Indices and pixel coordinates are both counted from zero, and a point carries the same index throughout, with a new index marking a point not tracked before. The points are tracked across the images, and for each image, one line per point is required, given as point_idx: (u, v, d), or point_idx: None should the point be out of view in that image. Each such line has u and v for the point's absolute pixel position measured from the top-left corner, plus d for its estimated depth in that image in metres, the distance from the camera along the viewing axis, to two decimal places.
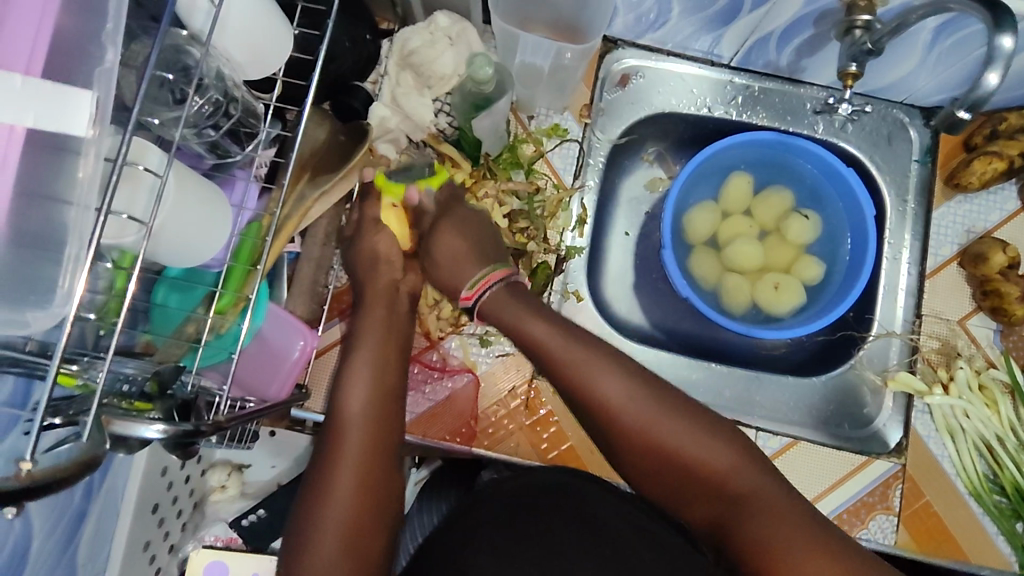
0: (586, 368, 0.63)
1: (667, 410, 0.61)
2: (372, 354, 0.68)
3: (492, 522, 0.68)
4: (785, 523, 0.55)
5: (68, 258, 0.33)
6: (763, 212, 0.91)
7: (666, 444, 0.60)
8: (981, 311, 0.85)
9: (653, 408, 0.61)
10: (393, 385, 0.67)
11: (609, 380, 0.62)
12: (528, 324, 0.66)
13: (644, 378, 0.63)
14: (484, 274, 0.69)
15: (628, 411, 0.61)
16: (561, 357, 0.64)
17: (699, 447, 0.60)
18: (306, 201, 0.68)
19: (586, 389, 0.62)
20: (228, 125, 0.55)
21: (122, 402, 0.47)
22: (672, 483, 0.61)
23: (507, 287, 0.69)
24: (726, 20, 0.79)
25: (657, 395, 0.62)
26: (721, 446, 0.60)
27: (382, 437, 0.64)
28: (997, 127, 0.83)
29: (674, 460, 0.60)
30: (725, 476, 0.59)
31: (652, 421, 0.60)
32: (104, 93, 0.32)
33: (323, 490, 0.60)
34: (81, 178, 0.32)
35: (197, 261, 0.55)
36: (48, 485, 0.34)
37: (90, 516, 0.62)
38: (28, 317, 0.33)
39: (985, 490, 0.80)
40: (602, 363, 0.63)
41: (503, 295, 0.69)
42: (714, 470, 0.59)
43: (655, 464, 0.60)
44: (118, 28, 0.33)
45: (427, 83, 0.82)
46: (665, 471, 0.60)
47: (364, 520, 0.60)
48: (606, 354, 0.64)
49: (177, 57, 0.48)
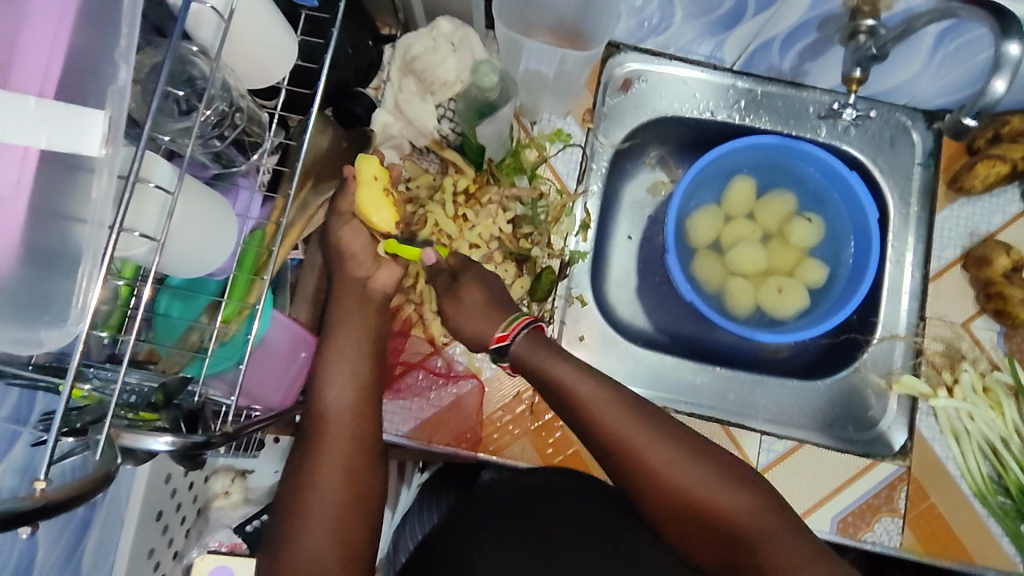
0: (606, 409, 0.65)
1: (679, 452, 0.63)
2: (351, 356, 0.70)
3: (507, 523, 0.68)
4: (797, 557, 0.57)
5: (81, 279, 0.33)
6: (766, 215, 0.91)
7: (679, 482, 0.61)
8: (985, 313, 0.85)
9: (665, 446, 0.63)
10: (372, 386, 0.69)
11: (626, 417, 0.64)
12: (551, 365, 0.66)
13: (655, 418, 0.65)
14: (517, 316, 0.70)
15: (642, 450, 0.63)
16: (581, 397, 0.65)
17: (712, 487, 0.61)
18: (311, 207, 0.71)
19: (603, 429, 0.64)
20: (233, 135, 0.55)
21: (128, 413, 0.47)
22: (676, 516, 0.62)
23: (536, 331, 0.70)
24: (729, 24, 0.79)
25: (673, 437, 0.64)
26: (732, 484, 0.62)
27: (367, 441, 0.66)
28: (999, 130, 0.82)
29: (687, 499, 0.61)
30: (740, 515, 0.60)
31: (664, 458, 0.62)
32: (117, 112, 0.32)
33: (306, 494, 0.61)
34: (94, 197, 0.32)
35: (203, 271, 0.54)
36: (63, 504, 0.34)
37: (95, 525, 0.62)
38: (42, 337, 0.33)
39: (990, 491, 0.81)
40: (616, 402, 0.65)
41: (533, 339, 0.69)
42: (726, 508, 0.61)
43: (668, 503, 0.62)
44: (131, 44, 0.32)
45: (429, 90, 0.81)
46: (671, 507, 0.62)
47: (352, 523, 0.62)
48: (623, 396, 0.66)
49: (183, 68, 0.48)
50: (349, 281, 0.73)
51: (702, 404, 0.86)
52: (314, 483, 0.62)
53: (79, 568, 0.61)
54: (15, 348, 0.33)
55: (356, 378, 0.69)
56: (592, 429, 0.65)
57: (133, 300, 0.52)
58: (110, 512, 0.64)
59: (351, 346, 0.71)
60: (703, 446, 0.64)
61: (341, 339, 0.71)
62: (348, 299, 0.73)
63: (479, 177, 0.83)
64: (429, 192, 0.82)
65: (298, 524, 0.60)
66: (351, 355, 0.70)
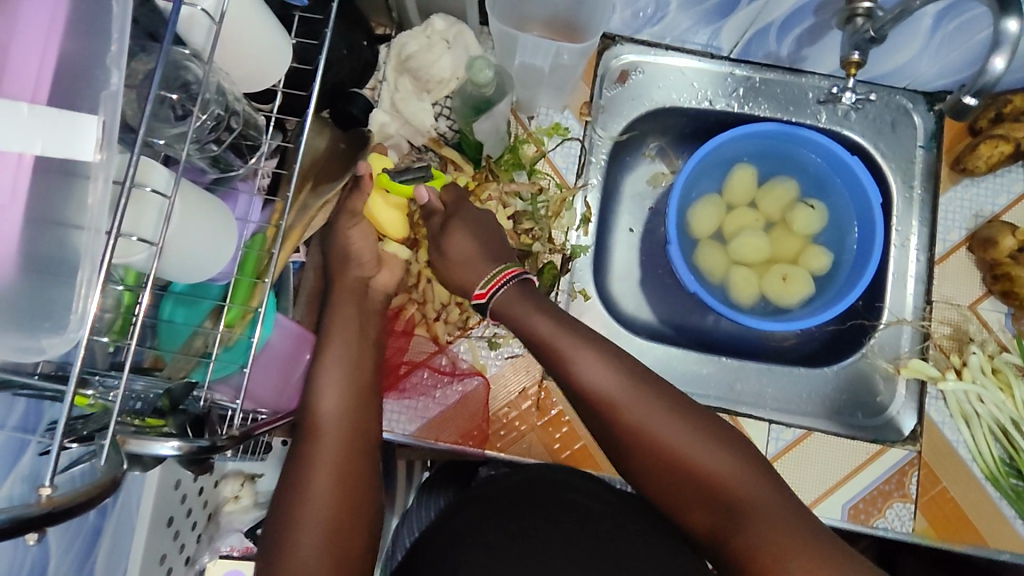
0: (600, 374, 0.64)
1: (670, 419, 0.62)
2: (342, 356, 0.69)
3: (507, 514, 0.69)
4: (785, 525, 0.56)
5: (81, 283, 0.32)
6: (768, 203, 0.91)
7: (675, 449, 0.61)
8: (992, 295, 0.84)
9: (660, 412, 0.63)
10: (367, 387, 0.69)
11: (613, 381, 0.64)
12: (537, 324, 0.68)
13: (652, 389, 0.64)
14: (501, 270, 0.71)
15: (632, 412, 0.63)
16: (572, 360, 0.65)
17: (708, 458, 0.61)
18: (311, 209, 0.68)
19: (591, 390, 0.64)
20: (230, 139, 0.55)
21: (134, 420, 0.47)
22: (671, 487, 0.61)
23: (519, 286, 0.70)
24: (725, 12, 0.78)
25: (665, 404, 0.63)
26: (727, 456, 0.61)
27: (358, 440, 0.65)
28: (1002, 110, 0.81)
29: (678, 463, 0.61)
30: (727, 483, 0.60)
31: (662, 426, 0.62)
32: (110, 117, 0.31)
33: (302, 498, 0.61)
34: (90, 204, 0.32)
35: (204, 276, 0.54)
36: (70, 509, 0.33)
37: (107, 534, 0.63)
38: (43, 344, 0.33)
39: (1001, 473, 0.80)
40: (609, 370, 0.64)
41: (515, 295, 0.70)
42: (719, 477, 0.60)
43: (658, 470, 0.62)
44: (122, 49, 0.32)
45: (426, 88, 0.80)
46: (665, 476, 0.61)
47: (347, 522, 0.61)
48: (620, 361, 0.65)
49: (177, 73, 0.48)
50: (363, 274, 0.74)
51: (711, 395, 0.86)
52: (310, 485, 0.61)
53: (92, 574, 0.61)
54: (14, 356, 0.33)
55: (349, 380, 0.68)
56: (578, 393, 0.65)
57: (136, 307, 0.52)
58: (121, 519, 0.64)
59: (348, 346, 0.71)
60: (705, 421, 0.63)
61: (334, 342, 0.70)
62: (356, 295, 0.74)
63: (478, 175, 0.82)
64: None
65: (294, 525, 0.60)
66: (341, 358, 0.69)
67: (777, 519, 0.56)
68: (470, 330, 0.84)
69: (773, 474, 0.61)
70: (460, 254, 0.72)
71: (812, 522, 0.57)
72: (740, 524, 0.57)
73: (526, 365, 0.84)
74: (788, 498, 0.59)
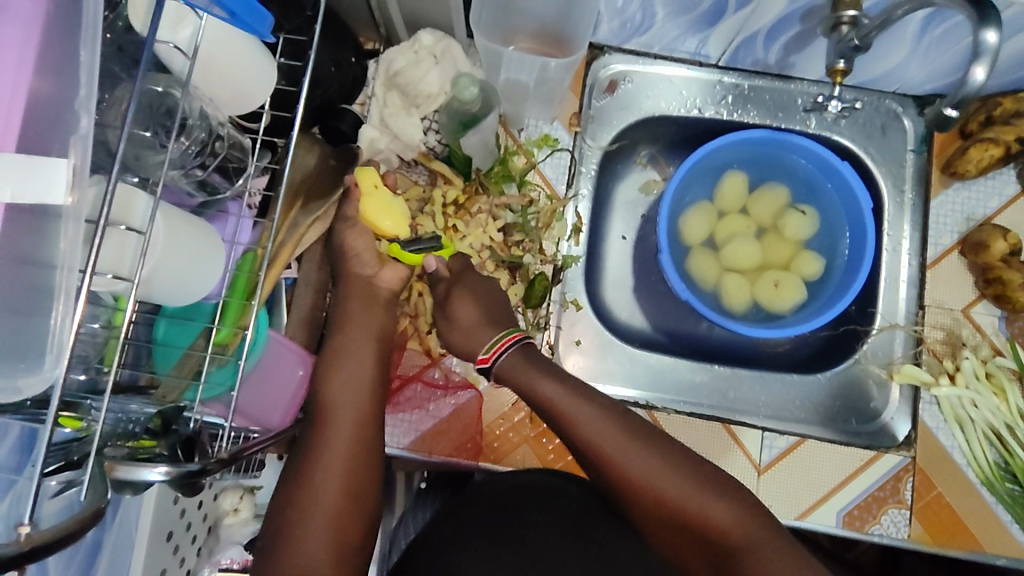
0: (597, 427, 0.66)
1: (667, 467, 0.64)
2: (362, 360, 0.71)
3: (496, 515, 0.71)
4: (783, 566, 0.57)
5: (54, 324, 0.33)
6: (760, 209, 0.91)
7: (676, 497, 0.62)
8: (985, 298, 0.84)
9: (658, 463, 0.64)
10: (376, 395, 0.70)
11: (610, 433, 0.66)
12: (537, 382, 0.69)
13: (650, 439, 0.66)
14: (503, 335, 0.73)
15: (632, 467, 0.64)
16: (572, 420, 0.67)
17: (709, 504, 0.62)
18: (301, 227, 0.69)
19: (593, 445, 0.66)
20: (215, 163, 0.55)
21: (127, 443, 0.47)
22: (673, 531, 0.63)
23: (523, 349, 0.73)
24: (711, 21, 0.79)
25: (663, 453, 0.65)
26: (728, 501, 0.62)
27: (364, 449, 0.66)
28: (991, 113, 0.81)
29: (680, 511, 0.62)
30: (727, 529, 0.61)
31: (660, 475, 0.63)
32: (82, 159, 0.32)
33: (302, 499, 0.62)
34: (64, 246, 0.32)
35: (192, 298, 0.54)
36: (51, 544, 0.33)
37: (106, 549, 0.63)
38: (19, 383, 0.33)
39: (996, 477, 0.80)
40: (609, 425, 0.66)
41: (519, 358, 0.72)
42: (718, 522, 0.61)
43: (660, 517, 0.63)
44: (91, 92, 0.32)
45: (413, 103, 0.79)
46: (666, 522, 0.63)
47: (346, 535, 0.62)
48: (616, 419, 0.67)
49: (161, 100, 0.49)
50: (356, 279, 0.74)
51: (703, 402, 0.86)
52: (313, 489, 0.62)
53: None
54: None
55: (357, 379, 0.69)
56: (580, 446, 0.67)
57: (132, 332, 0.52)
58: (120, 535, 0.65)
59: (355, 342, 0.72)
60: (703, 469, 0.64)
61: (351, 344, 0.72)
62: (350, 300, 0.74)
63: (468, 187, 0.83)
64: (418, 204, 0.83)
65: (293, 528, 0.61)
66: (358, 362, 0.70)
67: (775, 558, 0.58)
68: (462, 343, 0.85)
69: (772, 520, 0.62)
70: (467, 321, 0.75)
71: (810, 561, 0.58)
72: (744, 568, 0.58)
73: None
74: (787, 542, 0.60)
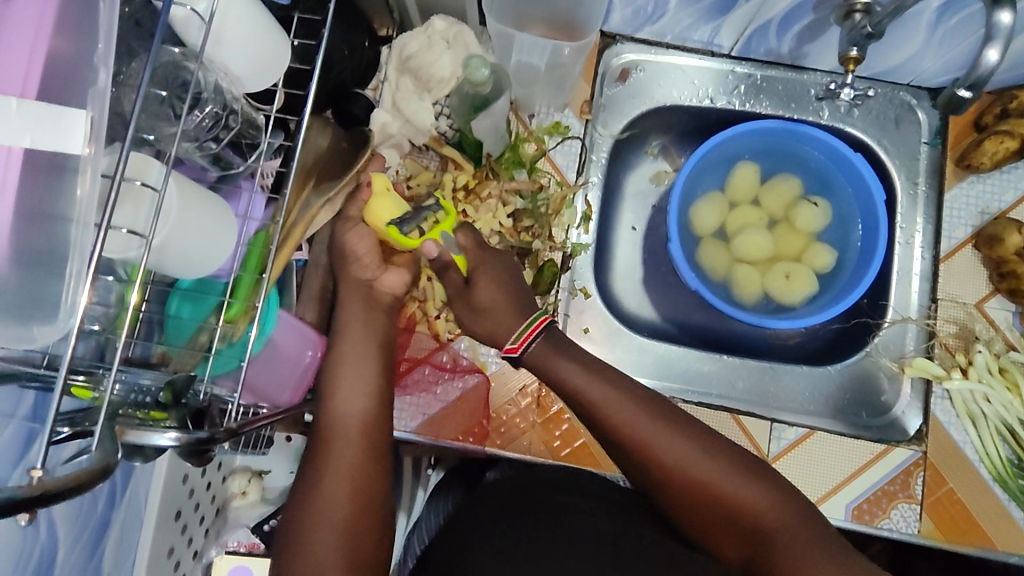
0: (626, 415, 0.66)
1: (698, 449, 0.64)
2: (363, 362, 0.71)
3: (498, 521, 0.68)
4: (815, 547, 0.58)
5: (71, 275, 0.34)
6: (771, 201, 0.90)
7: (704, 479, 0.62)
8: (999, 293, 0.83)
9: (687, 445, 0.64)
10: (382, 394, 0.70)
11: (638, 418, 0.66)
12: (560, 365, 0.70)
13: (679, 422, 0.66)
14: (533, 321, 0.72)
15: (661, 450, 0.64)
16: (599, 404, 0.67)
17: (737, 486, 0.62)
18: (314, 207, 0.69)
19: (621, 431, 0.66)
20: (228, 137, 0.56)
21: (138, 412, 0.47)
22: (700, 515, 0.63)
23: (546, 338, 0.72)
24: (724, 9, 0.78)
25: (693, 435, 0.65)
26: (755, 483, 0.62)
27: (367, 443, 0.67)
28: (1008, 105, 0.81)
29: (709, 494, 0.62)
30: (758, 510, 0.61)
31: (690, 459, 0.63)
32: (99, 112, 0.33)
33: (314, 498, 0.62)
34: (80, 196, 0.33)
35: (205, 271, 0.54)
36: (60, 492, 0.34)
37: (114, 523, 0.64)
38: (34, 332, 0.34)
39: (1009, 474, 0.79)
40: (637, 408, 0.66)
41: (545, 350, 0.72)
42: (749, 504, 0.61)
43: (688, 501, 0.63)
44: (109, 47, 0.33)
45: (426, 87, 0.81)
46: (695, 507, 0.63)
47: (362, 528, 0.62)
48: (647, 401, 0.67)
49: (176, 72, 0.50)
50: (354, 279, 0.77)
51: (711, 392, 0.86)
52: (323, 493, 0.62)
53: (100, 564, 0.63)
54: (9, 344, 0.34)
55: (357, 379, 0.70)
56: (608, 430, 0.67)
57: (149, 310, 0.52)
58: (129, 512, 0.66)
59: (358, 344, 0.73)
60: (731, 450, 0.65)
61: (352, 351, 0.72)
62: (353, 306, 0.76)
63: (479, 173, 0.84)
64: (429, 189, 0.83)
65: (304, 531, 0.60)
66: (360, 361, 0.71)
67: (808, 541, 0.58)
68: None
69: (803, 500, 0.63)
70: (491, 304, 0.74)
71: (840, 544, 0.59)
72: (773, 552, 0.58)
73: None
74: (818, 524, 0.61)
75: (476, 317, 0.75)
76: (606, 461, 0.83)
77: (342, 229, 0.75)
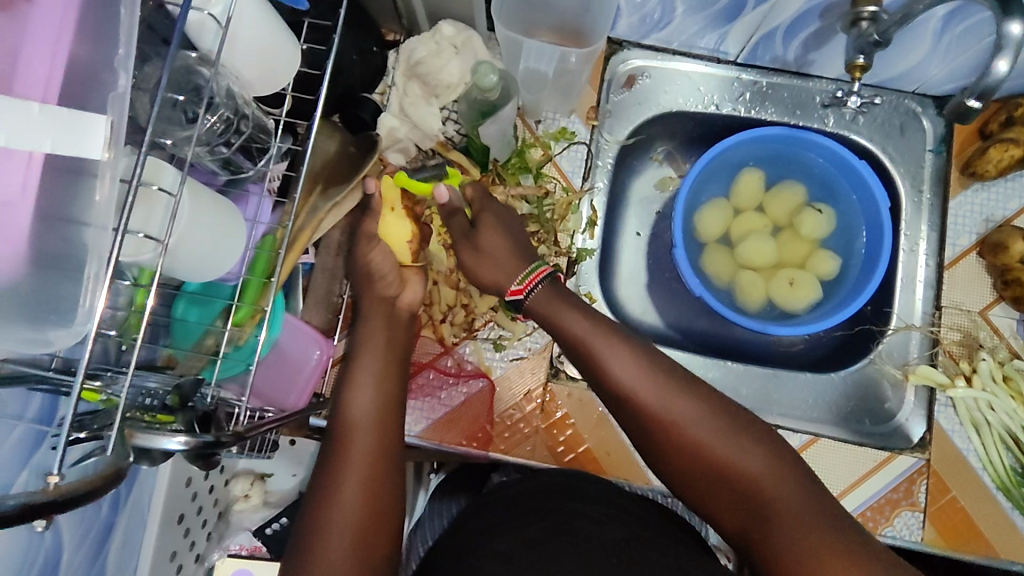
0: (627, 368, 0.65)
1: (697, 407, 0.63)
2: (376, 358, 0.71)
3: (508, 524, 0.68)
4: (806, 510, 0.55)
5: (88, 280, 0.34)
6: (776, 207, 0.90)
7: (707, 444, 0.61)
8: (1003, 300, 0.84)
9: (688, 404, 0.63)
10: (396, 385, 0.70)
11: (637, 370, 0.65)
12: (565, 314, 0.70)
13: (682, 380, 0.65)
14: (535, 268, 0.72)
15: (668, 410, 0.63)
16: (603, 358, 0.66)
17: (733, 449, 0.60)
18: (321, 212, 0.69)
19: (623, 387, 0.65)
20: (239, 141, 0.56)
21: (145, 415, 0.45)
22: (700, 479, 0.61)
23: (552, 284, 0.73)
24: (730, 18, 0.79)
25: (696, 394, 0.64)
26: (753, 445, 0.60)
27: (388, 426, 0.66)
28: (1012, 113, 0.81)
29: (705, 459, 0.61)
30: (755, 475, 0.59)
31: (689, 419, 0.62)
32: (119, 116, 0.33)
33: (331, 473, 0.61)
34: (98, 200, 0.33)
35: (215, 273, 0.54)
36: (75, 498, 0.34)
37: (118, 526, 0.64)
38: (50, 335, 0.34)
39: (1013, 484, 0.79)
40: (640, 364, 0.65)
41: (549, 293, 0.72)
42: (745, 467, 0.59)
43: (688, 466, 0.62)
44: (129, 52, 0.33)
45: (434, 92, 0.83)
46: (696, 471, 0.61)
47: (376, 498, 0.61)
48: (656, 362, 0.66)
49: (189, 77, 0.49)
50: (378, 298, 0.75)
51: None
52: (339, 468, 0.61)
53: (104, 567, 0.63)
54: (22, 346, 0.34)
55: (376, 380, 0.69)
56: (609, 385, 0.66)
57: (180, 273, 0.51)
58: (134, 515, 0.66)
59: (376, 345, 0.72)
60: (731, 412, 0.63)
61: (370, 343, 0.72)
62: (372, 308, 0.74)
63: (485, 177, 0.85)
64: None
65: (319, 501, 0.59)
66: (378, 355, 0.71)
67: (801, 507, 0.56)
68: (475, 332, 0.85)
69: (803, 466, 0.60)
70: (497, 253, 0.74)
71: (836, 513, 0.56)
72: (772, 521, 0.57)
73: (532, 367, 0.85)
74: (815, 491, 0.58)
75: (484, 265, 0.75)
76: (611, 468, 0.83)
77: (363, 247, 0.74)
